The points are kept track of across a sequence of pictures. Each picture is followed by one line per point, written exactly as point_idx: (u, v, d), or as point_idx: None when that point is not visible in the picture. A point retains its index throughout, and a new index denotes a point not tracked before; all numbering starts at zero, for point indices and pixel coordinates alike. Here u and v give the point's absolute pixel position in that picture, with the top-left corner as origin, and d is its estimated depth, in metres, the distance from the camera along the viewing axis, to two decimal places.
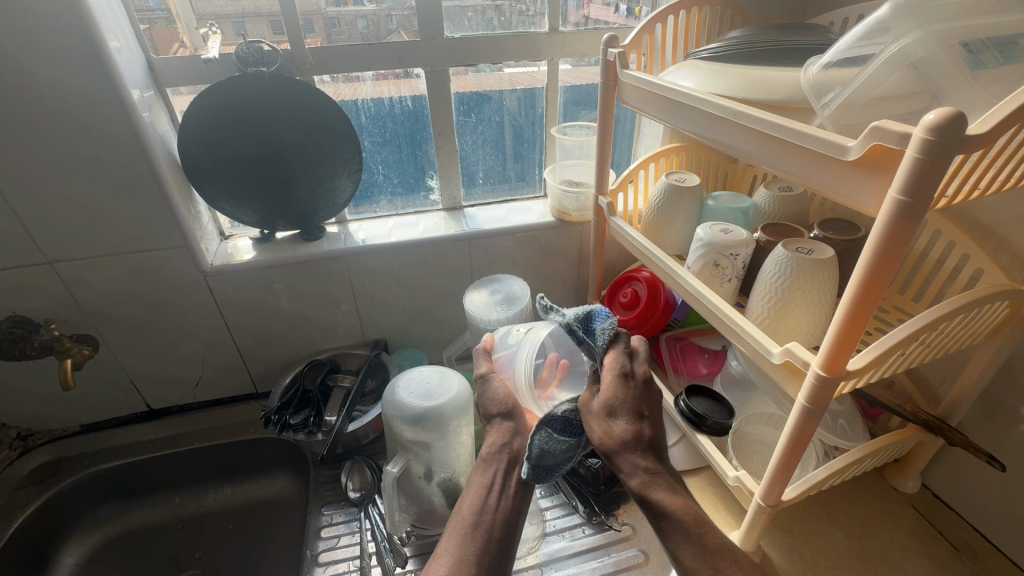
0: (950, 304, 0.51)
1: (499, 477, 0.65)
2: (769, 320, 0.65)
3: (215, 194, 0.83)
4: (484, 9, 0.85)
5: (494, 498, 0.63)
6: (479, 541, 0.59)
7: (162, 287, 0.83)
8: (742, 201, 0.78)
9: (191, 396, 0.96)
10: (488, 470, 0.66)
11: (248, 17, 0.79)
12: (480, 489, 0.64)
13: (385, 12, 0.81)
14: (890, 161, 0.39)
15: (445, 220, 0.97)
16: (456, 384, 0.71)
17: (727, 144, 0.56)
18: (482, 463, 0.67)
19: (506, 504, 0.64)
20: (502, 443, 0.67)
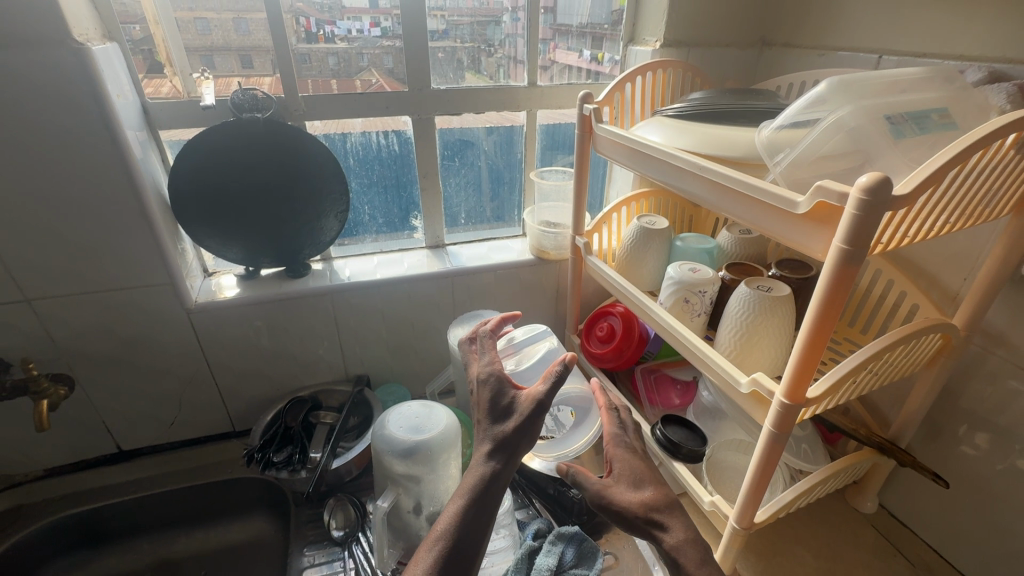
0: (892, 336, 0.58)
1: (473, 523, 0.58)
2: (736, 352, 0.70)
3: (203, 232, 0.85)
4: (455, 50, 0.90)
5: (458, 549, 0.56)
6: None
7: (143, 324, 0.83)
8: (707, 242, 0.85)
9: (165, 437, 0.94)
10: (465, 508, 0.59)
11: (221, 50, 0.81)
12: (450, 533, 0.57)
13: (355, 50, 0.85)
14: (832, 215, 0.45)
15: (428, 258, 1.00)
16: (443, 418, 0.73)
17: (693, 194, 0.62)
18: (462, 494, 0.60)
19: (475, 541, 0.58)
20: (488, 484, 0.61)
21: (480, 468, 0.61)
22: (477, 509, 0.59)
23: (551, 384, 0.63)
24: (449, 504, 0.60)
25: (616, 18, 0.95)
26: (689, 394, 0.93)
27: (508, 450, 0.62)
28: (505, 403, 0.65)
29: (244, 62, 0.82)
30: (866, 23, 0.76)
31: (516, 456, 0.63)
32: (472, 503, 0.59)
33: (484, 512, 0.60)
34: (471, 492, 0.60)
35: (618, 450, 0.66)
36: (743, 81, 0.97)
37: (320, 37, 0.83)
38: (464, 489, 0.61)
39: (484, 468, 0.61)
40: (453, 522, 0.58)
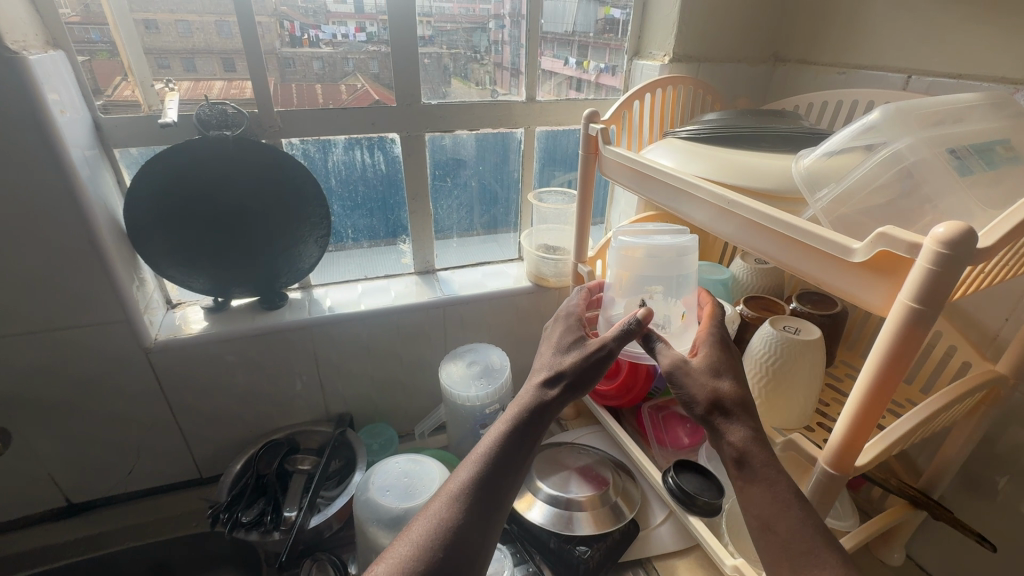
0: (940, 400, 0.53)
1: (511, 455, 0.55)
2: (761, 399, 0.64)
3: (165, 261, 0.76)
4: (443, 55, 0.83)
5: (493, 476, 0.54)
6: (464, 523, 0.52)
7: (95, 366, 0.73)
8: (721, 273, 0.80)
9: (121, 487, 0.84)
10: (508, 431, 0.56)
11: (199, 53, 0.73)
12: (488, 460, 0.55)
13: (343, 55, 0.77)
14: (896, 267, 0.38)
15: (417, 285, 0.92)
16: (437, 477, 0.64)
17: (717, 229, 0.55)
18: (506, 419, 0.57)
19: (520, 461, 0.56)
20: (534, 412, 0.57)
21: (528, 394, 0.58)
22: (521, 438, 0.56)
23: (619, 333, 0.56)
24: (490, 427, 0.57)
25: (602, 27, 0.88)
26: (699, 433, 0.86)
27: (567, 379, 0.58)
28: (571, 340, 0.62)
29: (209, 65, 0.73)
30: (893, 39, 0.71)
31: (579, 387, 0.59)
32: (515, 432, 0.56)
33: (528, 441, 0.57)
34: (516, 418, 0.57)
35: (707, 337, 0.58)
36: (754, 99, 0.91)
37: (304, 41, 0.76)
38: (506, 415, 0.57)
39: (533, 397, 0.58)
40: (493, 448, 0.55)
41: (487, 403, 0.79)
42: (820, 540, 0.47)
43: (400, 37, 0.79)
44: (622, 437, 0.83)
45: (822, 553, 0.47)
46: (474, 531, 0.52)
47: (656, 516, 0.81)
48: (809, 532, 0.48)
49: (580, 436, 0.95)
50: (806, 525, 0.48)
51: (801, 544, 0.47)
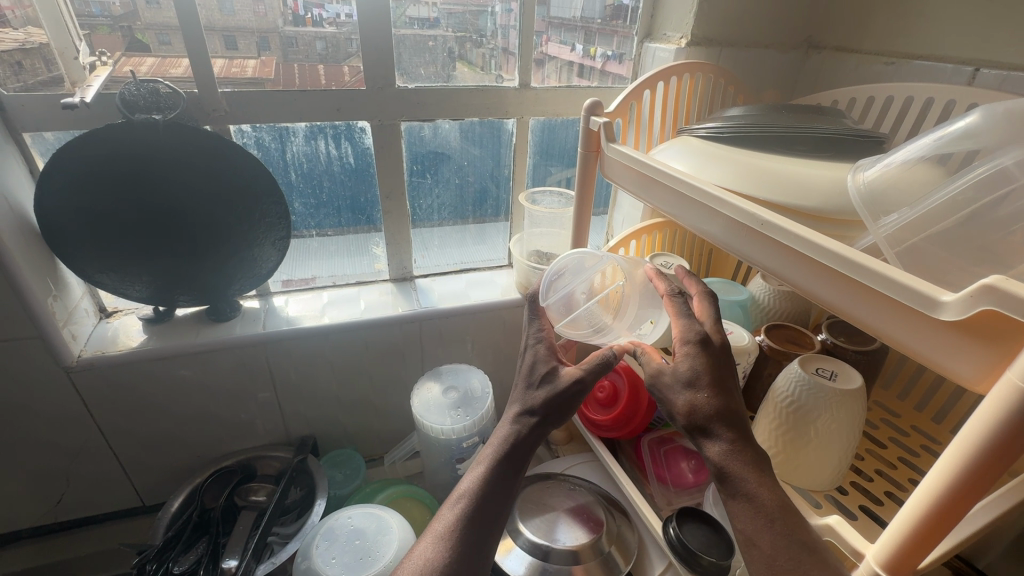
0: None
1: (492, 494, 0.50)
2: (783, 453, 0.53)
3: (91, 265, 0.65)
4: (446, 40, 0.72)
5: (479, 514, 0.49)
6: (453, 565, 0.47)
7: (7, 387, 0.63)
8: (738, 292, 0.68)
9: (50, 517, 0.74)
10: (491, 466, 0.51)
11: (123, 23, 0.62)
12: (472, 496, 0.50)
13: (345, 35, 0.67)
14: (1002, 336, 0.28)
15: (392, 295, 0.81)
16: (393, 546, 0.61)
17: (744, 255, 0.44)
18: (488, 452, 0.53)
19: (499, 500, 0.51)
20: (517, 445, 0.52)
21: (507, 427, 0.53)
22: (504, 476, 0.51)
23: (597, 364, 0.51)
24: (474, 461, 0.53)
25: (611, 14, 0.77)
26: (705, 471, 0.76)
27: (540, 414, 0.52)
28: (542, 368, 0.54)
29: (163, 36, 0.63)
30: (955, 27, 0.60)
31: (558, 419, 0.52)
32: (497, 466, 0.51)
33: (514, 475, 0.52)
34: (499, 451, 0.52)
35: (683, 338, 0.47)
36: (782, 94, 0.80)
37: (308, 21, 0.66)
38: (489, 448, 0.53)
39: (510, 430, 0.52)
40: (477, 483, 0.51)
41: (463, 436, 0.69)
42: (810, 562, 0.39)
43: (398, 18, 0.68)
44: (620, 476, 0.73)
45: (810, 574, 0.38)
46: (467, 574, 0.47)
47: (656, 569, 0.70)
48: (799, 552, 0.39)
49: (570, 468, 0.85)
50: (791, 543, 0.39)
51: (789, 567, 0.39)
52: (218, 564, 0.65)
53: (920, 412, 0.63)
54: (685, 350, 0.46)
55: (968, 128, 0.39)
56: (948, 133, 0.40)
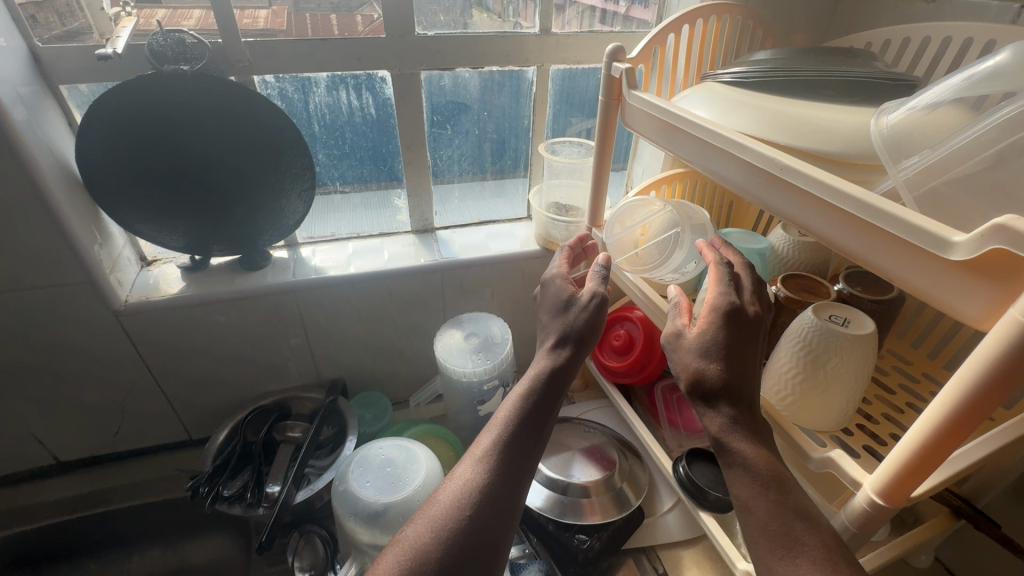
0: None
1: (530, 421, 0.53)
2: (790, 397, 0.55)
3: (131, 216, 0.69)
4: None
5: (517, 439, 0.52)
6: (493, 481, 0.49)
7: (62, 331, 0.68)
8: (757, 241, 0.68)
9: (109, 447, 0.82)
10: (526, 396, 0.54)
11: None
12: (510, 422, 0.53)
13: None
14: (1009, 276, 0.29)
15: (413, 246, 0.84)
16: (425, 472, 0.57)
17: (763, 201, 0.45)
18: (523, 385, 0.55)
19: (535, 430, 0.53)
20: (551, 379, 0.55)
21: (543, 361, 0.56)
22: (540, 402, 0.54)
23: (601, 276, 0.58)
24: (509, 394, 0.55)
25: None
26: None
27: (570, 344, 0.57)
28: (563, 301, 0.60)
29: None
30: None
31: (584, 348, 0.57)
32: (534, 396, 0.54)
33: (547, 408, 0.54)
34: (534, 383, 0.55)
35: (715, 305, 0.48)
36: (815, 35, 0.76)
37: None
38: (523, 382, 0.56)
39: (543, 363, 0.57)
40: (515, 409, 0.53)
41: (484, 380, 0.73)
42: (803, 532, 0.42)
43: None
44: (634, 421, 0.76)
45: (804, 541, 0.41)
46: (505, 494, 0.49)
47: (664, 502, 0.75)
48: (792, 519, 0.42)
49: (586, 412, 0.89)
50: (785, 512, 0.43)
51: (782, 533, 0.42)
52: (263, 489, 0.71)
53: (932, 361, 0.64)
54: (712, 314, 0.47)
55: (997, 66, 0.38)
56: (977, 73, 0.39)
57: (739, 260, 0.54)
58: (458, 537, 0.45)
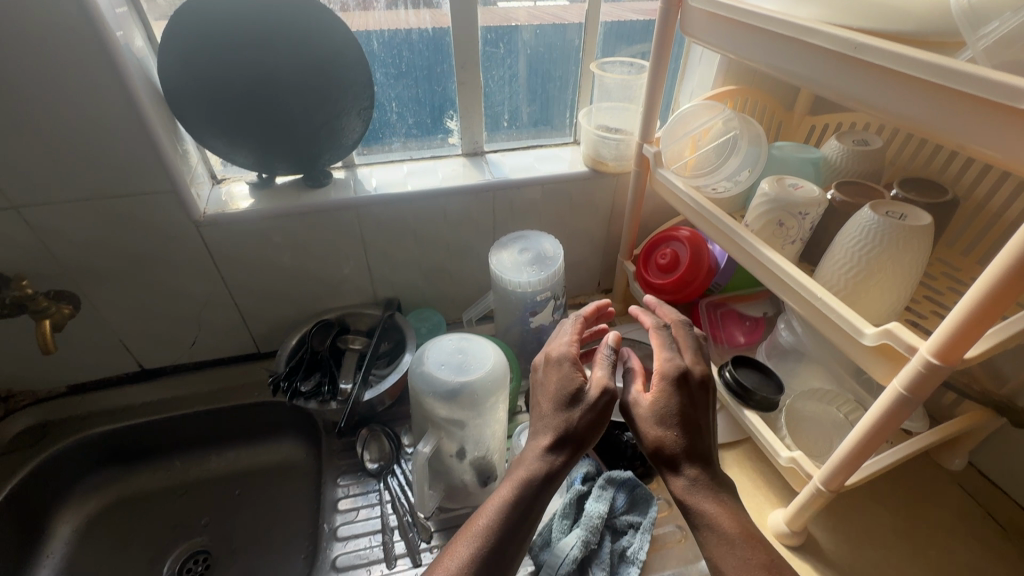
0: None
1: (510, 539, 0.50)
2: (845, 290, 0.57)
3: (205, 131, 0.72)
4: None
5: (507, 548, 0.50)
6: None
7: (148, 238, 0.73)
8: (809, 151, 0.70)
9: (187, 356, 0.89)
10: (513, 504, 0.51)
11: None
12: (490, 535, 0.50)
13: None
14: None
15: (465, 167, 0.86)
16: (491, 356, 0.61)
17: (836, 88, 0.47)
18: (511, 488, 0.52)
19: (514, 515, 0.51)
20: (541, 484, 0.52)
21: (535, 463, 0.52)
22: (517, 517, 0.51)
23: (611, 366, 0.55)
24: (493, 496, 0.52)
25: None
26: (756, 333, 0.83)
27: (570, 448, 0.53)
28: (559, 382, 0.56)
29: None
30: None
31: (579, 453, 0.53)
32: (519, 508, 0.51)
33: (537, 494, 0.52)
34: (520, 486, 0.52)
35: (664, 374, 0.54)
36: None
37: None
38: (512, 483, 0.52)
39: (537, 464, 0.52)
40: (494, 521, 0.50)
41: (538, 290, 0.77)
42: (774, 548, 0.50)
43: None
44: None
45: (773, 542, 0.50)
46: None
47: None
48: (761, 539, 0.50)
49: (629, 331, 0.93)
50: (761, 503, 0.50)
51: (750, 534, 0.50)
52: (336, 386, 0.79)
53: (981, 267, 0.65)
54: (662, 385, 0.53)
55: None
56: None
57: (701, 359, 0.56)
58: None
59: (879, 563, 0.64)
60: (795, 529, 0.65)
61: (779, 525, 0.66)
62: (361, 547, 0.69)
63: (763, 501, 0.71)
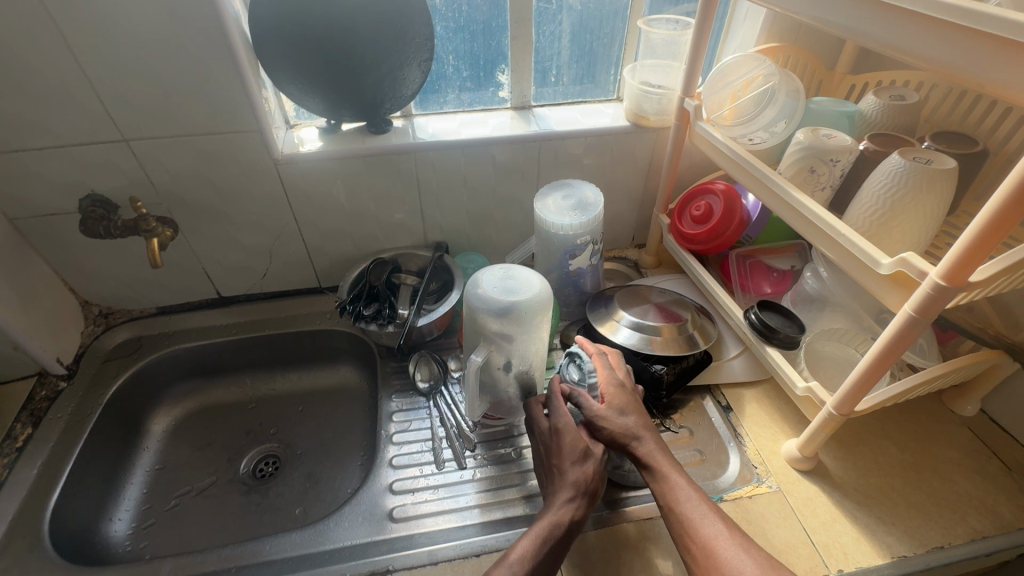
0: None
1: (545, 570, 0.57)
2: (870, 231, 0.61)
3: (284, 77, 0.79)
4: None
5: (550, 551, 0.58)
6: None
7: (233, 172, 0.82)
8: (845, 106, 0.73)
9: (258, 286, 1.00)
10: (542, 542, 0.58)
11: None
12: (528, 561, 0.56)
13: None
14: None
15: (513, 119, 0.92)
16: (535, 280, 0.70)
17: (877, 38, 0.53)
18: (543, 527, 0.60)
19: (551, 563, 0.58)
20: (567, 529, 0.60)
21: (563, 510, 0.61)
22: (555, 549, 0.59)
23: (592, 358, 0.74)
24: (523, 537, 0.59)
25: None
26: (783, 283, 0.87)
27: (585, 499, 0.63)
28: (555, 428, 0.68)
29: None
30: None
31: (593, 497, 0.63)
32: (549, 543, 0.58)
33: (563, 547, 0.60)
34: (551, 528, 0.60)
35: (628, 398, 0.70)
36: None
37: None
38: (544, 524, 0.60)
39: (563, 513, 0.61)
40: (529, 551, 0.57)
41: (579, 233, 0.84)
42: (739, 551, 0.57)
43: None
44: (707, 280, 0.86)
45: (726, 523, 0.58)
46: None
47: (730, 350, 0.86)
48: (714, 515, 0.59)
49: (661, 281, 0.99)
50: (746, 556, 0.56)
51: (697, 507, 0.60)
52: (393, 312, 0.89)
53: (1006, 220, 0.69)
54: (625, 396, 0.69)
55: None
56: None
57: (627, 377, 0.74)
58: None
59: (882, 488, 0.71)
60: (808, 454, 0.71)
61: (792, 450, 0.72)
62: (413, 451, 0.79)
63: (778, 431, 0.77)
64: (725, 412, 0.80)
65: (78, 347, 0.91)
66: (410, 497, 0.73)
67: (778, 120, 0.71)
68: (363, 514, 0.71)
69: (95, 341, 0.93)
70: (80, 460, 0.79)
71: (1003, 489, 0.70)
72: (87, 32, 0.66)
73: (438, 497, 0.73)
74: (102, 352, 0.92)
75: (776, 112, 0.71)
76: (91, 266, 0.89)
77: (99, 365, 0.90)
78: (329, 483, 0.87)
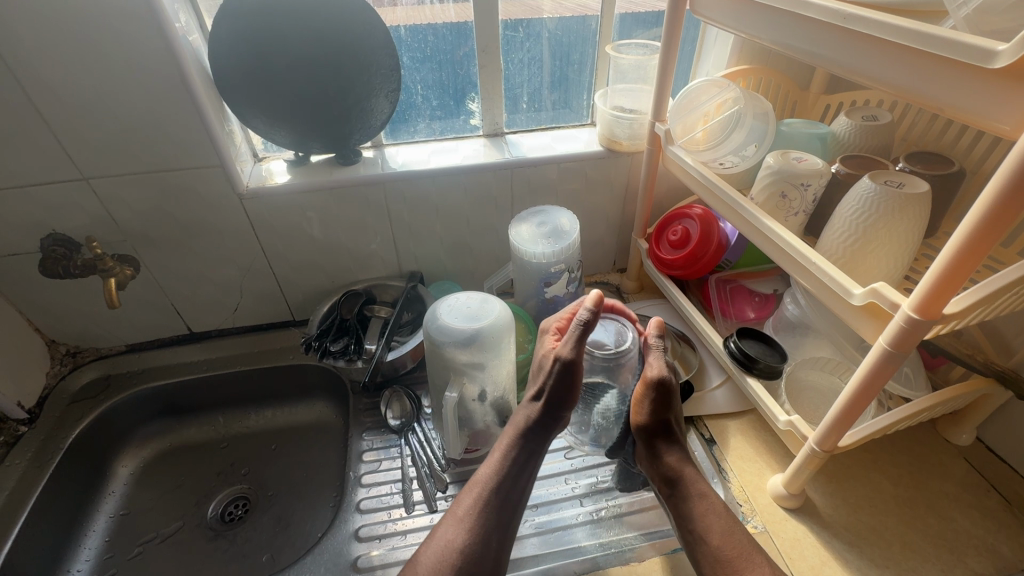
0: None
1: (512, 474, 0.66)
2: (845, 258, 0.59)
3: (247, 112, 0.78)
4: None
5: (513, 465, 0.66)
6: (482, 513, 0.63)
7: (197, 208, 0.81)
8: (818, 127, 0.72)
9: (230, 321, 0.97)
10: (506, 452, 0.68)
11: None
12: (488, 480, 0.66)
13: None
14: None
15: (485, 147, 0.91)
16: (496, 306, 0.69)
17: (834, 61, 0.51)
18: (503, 447, 0.68)
19: (517, 462, 0.67)
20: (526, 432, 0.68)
21: (521, 416, 0.70)
22: (523, 454, 0.67)
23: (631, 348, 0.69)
24: (492, 453, 0.69)
25: None
26: (766, 308, 0.84)
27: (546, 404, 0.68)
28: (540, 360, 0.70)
29: None
30: None
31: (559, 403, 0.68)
32: (511, 451, 0.67)
33: (529, 441, 0.68)
34: (512, 438, 0.68)
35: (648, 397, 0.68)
36: None
37: None
38: (505, 440, 0.69)
39: (523, 417, 0.70)
40: (490, 470, 0.67)
41: (552, 260, 0.82)
42: None
43: None
44: (687, 307, 0.83)
45: None
46: (504, 510, 0.64)
47: (713, 380, 0.83)
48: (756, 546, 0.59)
49: (642, 308, 0.96)
50: None
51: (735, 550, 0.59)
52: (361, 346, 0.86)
53: None
54: (649, 395, 0.67)
55: None
56: None
57: (659, 367, 0.68)
58: (478, 530, 0.62)
59: (875, 527, 0.67)
60: (795, 491, 0.67)
61: (778, 487, 0.68)
62: (383, 493, 0.75)
63: (764, 467, 0.73)
64: (708, 445, 0.76)
65: (43, 389, 0.89)
66: (377, 544, 0.69)
67: (750, 145, 0.71)
68: (327, 565, 0.68)
69: (60, 381, 0.91)
70: (36, 509, 0.76)
71: (1004, 526, 0.66)
72: (37, 71, 0.65)
73: (408, 543, 0.69)
74: (67, 394, 0.89)
75: (746, 137, 0.71)
76: (54, 304, 0.87)
77: (63, 407, 0.88)
78: (298, 527, 0.84)
